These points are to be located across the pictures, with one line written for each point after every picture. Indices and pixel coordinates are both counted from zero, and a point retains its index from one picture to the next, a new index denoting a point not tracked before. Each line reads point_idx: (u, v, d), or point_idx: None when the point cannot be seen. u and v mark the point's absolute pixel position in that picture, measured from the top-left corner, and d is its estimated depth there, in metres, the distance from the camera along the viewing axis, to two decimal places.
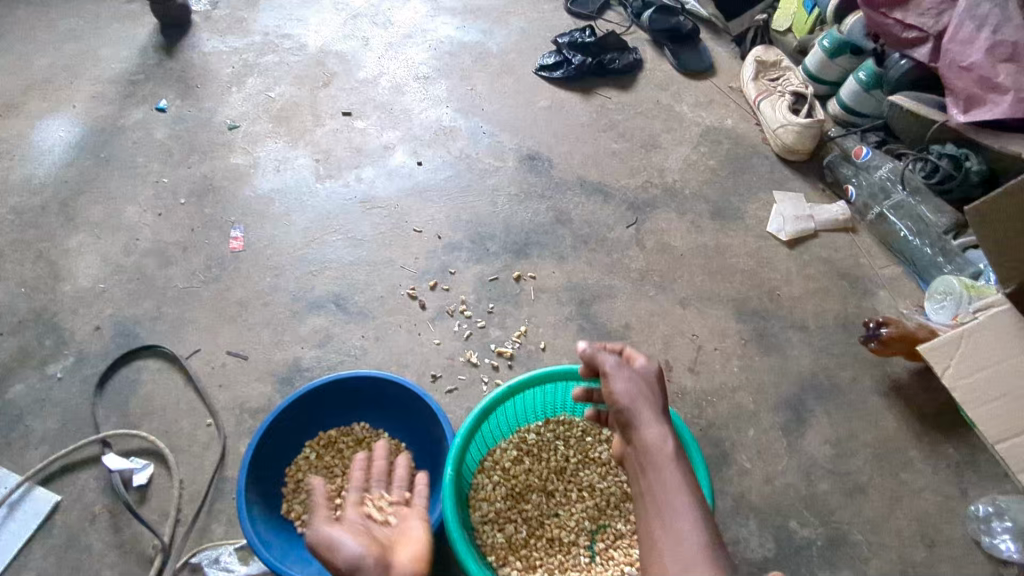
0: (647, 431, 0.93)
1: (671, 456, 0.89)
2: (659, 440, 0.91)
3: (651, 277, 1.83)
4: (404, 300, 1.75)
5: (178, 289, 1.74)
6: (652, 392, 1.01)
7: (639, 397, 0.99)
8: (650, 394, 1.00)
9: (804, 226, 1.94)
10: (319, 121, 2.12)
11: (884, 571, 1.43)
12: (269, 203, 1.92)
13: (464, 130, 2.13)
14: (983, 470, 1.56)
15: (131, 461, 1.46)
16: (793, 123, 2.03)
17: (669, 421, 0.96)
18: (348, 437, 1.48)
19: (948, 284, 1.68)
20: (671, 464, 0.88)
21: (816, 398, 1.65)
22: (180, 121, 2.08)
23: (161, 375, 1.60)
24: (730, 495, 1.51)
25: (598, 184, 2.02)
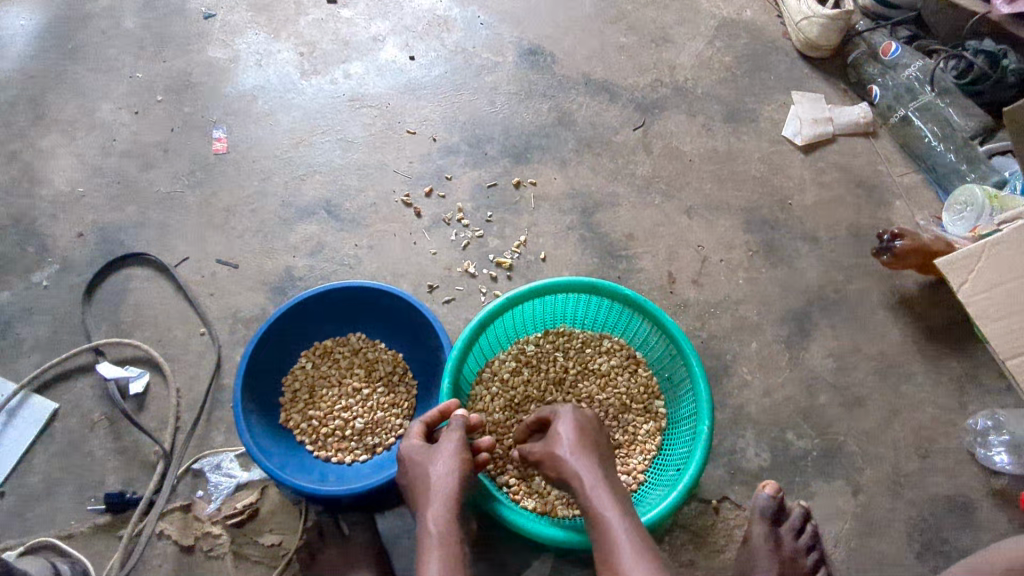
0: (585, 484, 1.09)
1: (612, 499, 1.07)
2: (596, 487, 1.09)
3: (657, 184, 1.75)
4: (399, 207, 1.67)
5: (161, 193, 1.66)
6: (583, 443, 1.15)
7: (577, 455, 1.13)
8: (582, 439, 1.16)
9: (822, 130, 1.83)
10: (302, 10, 1.94)
11: (877, 480, 1.45)
12: (252, 101, 1.79)
13: (458, 20, 1.95)
14: (985, 384, 1.55)
15: (126, 370, 1.45)
16: (818, 15, 1.85)
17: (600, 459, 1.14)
18: (344, 347, 1.46)
19: (971, 195, 1.59)
20: (603, 499, 1.07)
21: (822, 311, 1.62)
22: (151, 9, 1.91)
23: (150, 283, 1.56)
24: (729, 407, 1.51)
25: (604, 83, 1.88)
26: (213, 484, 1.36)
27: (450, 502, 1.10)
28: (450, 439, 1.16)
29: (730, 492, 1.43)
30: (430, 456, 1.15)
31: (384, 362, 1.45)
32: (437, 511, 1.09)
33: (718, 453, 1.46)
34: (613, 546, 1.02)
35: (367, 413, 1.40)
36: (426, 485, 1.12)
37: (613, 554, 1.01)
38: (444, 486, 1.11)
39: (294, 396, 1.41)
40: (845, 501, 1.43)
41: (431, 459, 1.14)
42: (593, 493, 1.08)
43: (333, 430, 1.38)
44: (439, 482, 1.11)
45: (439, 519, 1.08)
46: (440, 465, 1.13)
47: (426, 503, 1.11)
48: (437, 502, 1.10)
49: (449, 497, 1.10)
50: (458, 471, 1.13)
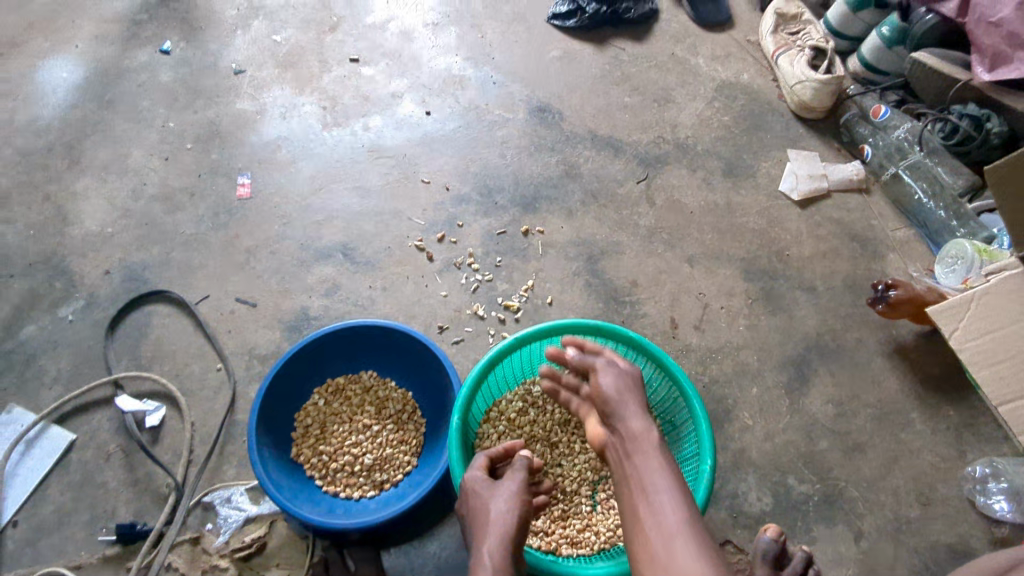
0: (633, 423, 1.07)
1: (657, 445, 1.03)
2: (644, 430, 1.06)
3: (659, 234, 1.82)
4: (412, 252, 1.75)
5: (186, 235, 1.74)
6: (635, 391, 1.14)
7: (624, 389, 1.14)
8: (635, 392, 1.15)
9: (817, 185, 1.91)
10: (326, 67, 2.07)
11: (878, 527, 1.46)
12: (276, 150, 1.90)
13: (473, 79, 2.08)
14: (983, 433, 1.58)
15: (144, 403, 1.49)
16: (811, 80, 1.98)
17: (651, 416, 1.11)
18: (356, 385, 1.51)
19: (960, 249, 1.67)
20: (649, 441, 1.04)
21: (821, 359, 1.66)
22: (185, 64, 2.04)
23: (171, 320, 1.62)
24: (730, 451, 1.53)
25: (610, 139, 1.99)
26: (222, 518, 1.38)
27: (509, 536, 1.11)
28: (517, 475, 1.20)
29: (733, 536, 1.44)
30: (491, 490, 1.17)
31: (394, 400, 1.49)
32: (494, 545, 1.10)
33: (721, 497, 1.48)
34: (648, 477, 0.97)
35: (376, 449, 1.43)
36: (486, 518, 1.13)
37: (647, 483, 0.97)
38: (504, 521, 1.13)
39: (305, 431, 1.44)
40: (847, 547, 1.44)
41: (491, 495, 1.16)
42: (637, 434, 1.05)
43: (343, 465, 1.41)
44: (501, 514, 1.13)
45: (494, 554, 1.09)
46: (500, 501, 1.15)
47: (483, 536, 1.12)
48: (494, 536, 1.11)
49: (507, 533, 1.12)
50: (519, 508, 1.15)
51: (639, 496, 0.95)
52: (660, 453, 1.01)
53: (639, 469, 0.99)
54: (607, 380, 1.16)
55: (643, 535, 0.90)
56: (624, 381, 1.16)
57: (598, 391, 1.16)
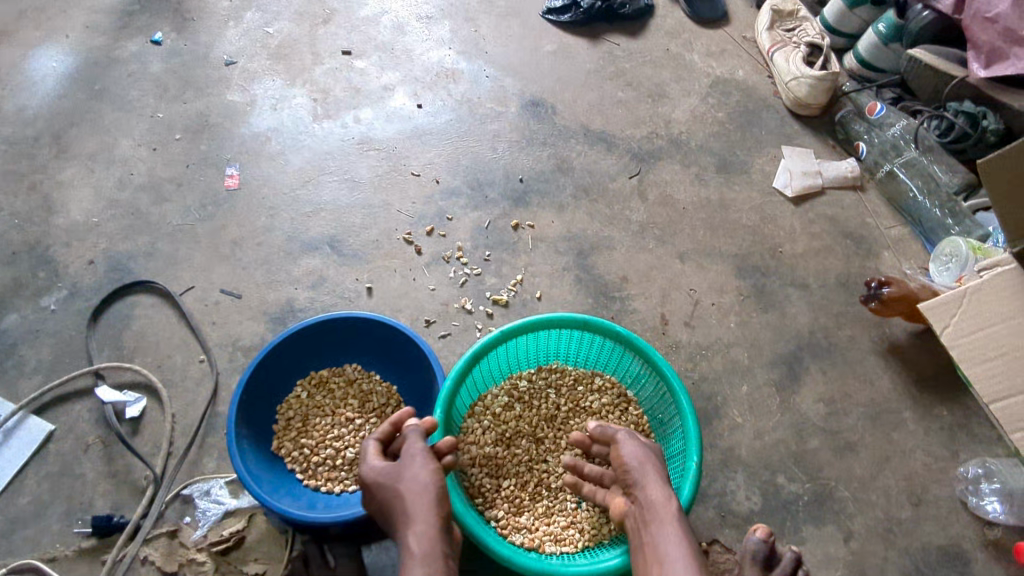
0: (652, 491, 1.12)
1: (676, 515, 1.08)
2: (664, 498, 1.11)
3: (651, 230, 1.80)
4: (400, 245, 1.73)
5: (172, 226, 1.72)
6: (655, 458, 1.19)
7: (647, 459, 1.18)
8: (653, 457, 1.20)
9: (811, 182, 1.89)
10: (318, 60, 2.06)
11: (869, 527, 1.44)
12: (266, 141, 1.88)
13: (466, 73, 2.06)
14: (976, 433, 1.55)
15: (124, 394, 1.47)
16: (806, 76, 1.96)
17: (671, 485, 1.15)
18: (339, 377, 1.48)
19: (955, 246, 1.64)
20: (670, 513, 1.08)
21: (812, 356, 1.64)
22: (175, 55, 2.03)
23: (154, 310, 1.60)
24: (719, 449, 1.51)
25: (602, 134, 1.97)
26: (201, 511, 1.35)
27: (434, 514, 1.08)
28: (417, 447, 1.16)
29: (721, 535, 1.42)
30: (404, 472, 1.13)
31: (378, 394, 1.47)
32: (418, 524, 1.06)
33: (709, 495, 1.45)
34: (666, 553, 1.03)
35: (359, 442, 1.41)
36: (408, 502, 1.09)
37: (665, 558, 1.02)
38: (426, 499, 1.09)
39: (287, 424, 1.42)
40: (837, 548, 1.42)
41: (401, 478, 1.12)
42: (654, 505, 1.10)
43: (325, 459, 1.38)
44: (421, 495, 1.10)
45: (422, 535, 1.05)
46: (407, 480, 1.11)
47: (405, 523, 1.07)
48: (419, 518, 1.07)
49: (431, 509, 1.08)
50: (436, 482, 1.12)
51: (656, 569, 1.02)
52: (677, 523, 1.07)
53: (657, 543, 1.05)
54: (627, 446, 1.20)
55: None
56: (644, 448, 1.21)
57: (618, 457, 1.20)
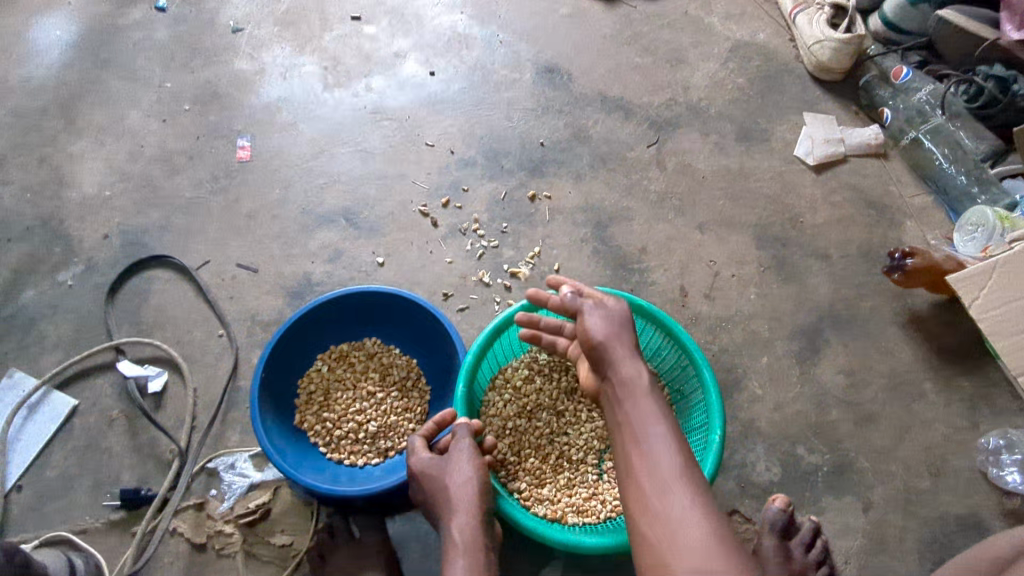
0: (623, 366, 1.01)
1: (649, 390, 0.97)
2: (635, 373, 1.00)
3: (670, 201, 1.77)
4: (416, 217, 1.71)
5: (186, 199, 1.70)
6: (625, 332, 1.07)
7: (616, 330, 1.06)
8: (622, 329, 1.08)
9: (833, 150, 1.86)
10: (327, 26, 2.00)
11: (888, 498, 1.45)
12: (276, 111, 1.84)
13: (478, 38, 2.01)
14: (996, 404, 1.55)
15: (145, 369, 1.47)
16: (830, 39, 1.90)
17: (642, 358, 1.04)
18: (359, 351, 1.48)
19: (981, 215, 1.61)
20: (648, 394, 0.96)
21: (833, 328, 1.63)
22: (181, 22, 1.97)
23: (171, 285, 1.59)
24: (739, 421, 1.51)
25: (619, 101, 1.92)
26: (226, 483, 1.37)
27: (473, 510, 1.12)
28: (461, 439, 1.19)
29: (740, 505, 1.43)
30: (446, 464, 1.17)
31: (398, 367, 1.47)
32: (460, 520, 1.11)
33: (729, 466, 1.46)
34: (643, 431, 0.92)
35: (380, 416, 1.41)
36: (452, 495, 1.14)
37: (642, 437, 0.91)
38: (469, 496, 1.13)
39: (309, 398, 1.42)
40: (856, 517, 1.43)
41: (446, 471, 1.16)
42: (629, 380, 0.99)
43: (347, 433, 1.39)
44: (463, 489, 1.14)
45: (463, 528, 1.10)
46: (455, 476, 1.15)
47: (449, 514, 1.12)
48: (461, 512, 1.12)
49: (473, 505, 1.13)
50: (478, 477, 1.16)
51: (631, 444, 0.92)
52: (652, 396, 0.96)
53: (633, 421, 0.94)
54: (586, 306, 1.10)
55: (636, 496, 0.87)
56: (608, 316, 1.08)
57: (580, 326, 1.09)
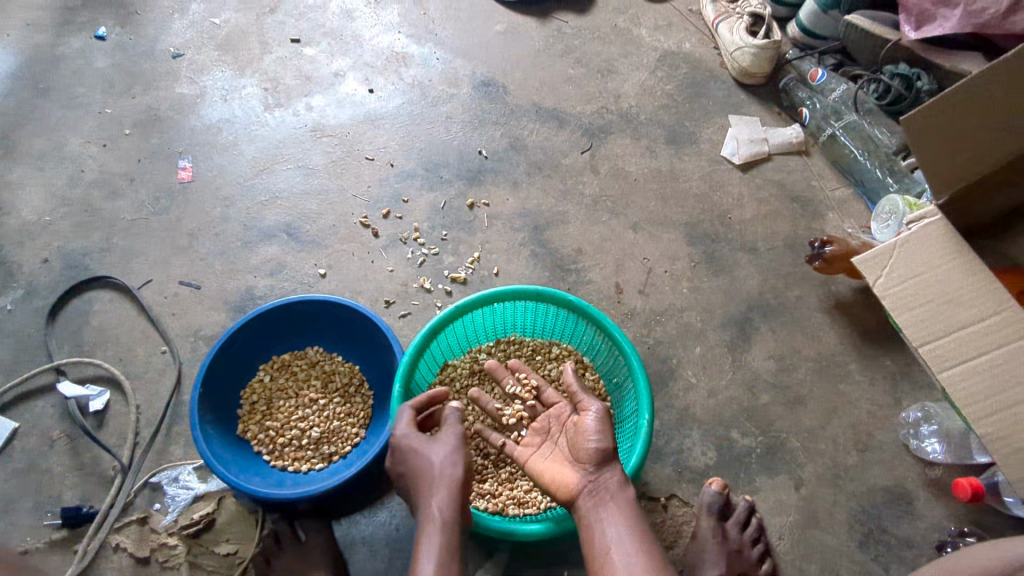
0: (607, 473, 1.11)
1: (629, 501, 1.08)
2: (621, 483, 1.10)
3: (604, 203, 1.85)
4: (357, 229, 1.75)
5: (127, 220, 1.72)
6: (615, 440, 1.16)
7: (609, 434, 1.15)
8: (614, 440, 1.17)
9: (757, 149, 1.95)
10: (267, 49, 2.05)
11: (818, 474, 1.51)
12: (217, 132, 1.88)
13: (416, 56, 2.08)
14: (917, 380, 1.63)
15: (87, 388, 1.48)
16: (749, 45, 2.00)
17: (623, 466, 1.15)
18: (302, 360, 1.51)
19: (893, 204, 1.70)
20: (621, 501, 1.08)
21: (762, 316, 1.70)
22: (121, 50, 2.01)
23: (113, 305, 1.60)
24: (675, 409, 1.57)
25: (554, 110, 2.00)
26: (170, 497, 1.38)
27: (453, 486, 1.13)
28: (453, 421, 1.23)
29: (679, 489, 1.48)
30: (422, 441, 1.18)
31: (341, 373, 1.50)
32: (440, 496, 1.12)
33: (665, 453, 1.52)
34: (617, 540, 1.03)
35: (323, 422, 1.44)
36: (429, 470, 1.15)
37: (616, 547, 1.03)
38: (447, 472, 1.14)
39: (252, 407, 1.45)
40: (788, 495, 1.49)
41: (429, 449, 1.16)
42: (609, 490, 1.09)
43: (291, 439, 1.42)
44: (441, 465, 1.15)
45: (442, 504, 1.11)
46: (439, 453, 1.16)
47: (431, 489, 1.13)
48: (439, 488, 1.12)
49: (452, 481, 1.14)
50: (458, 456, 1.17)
51: (609, 552, 1.03)
52: (630, 508, 1.07)
53: (606, 528, 1.05)
54: (594, 405, 1.19)
55: None
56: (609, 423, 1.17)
57: (584, 422, 1.18)
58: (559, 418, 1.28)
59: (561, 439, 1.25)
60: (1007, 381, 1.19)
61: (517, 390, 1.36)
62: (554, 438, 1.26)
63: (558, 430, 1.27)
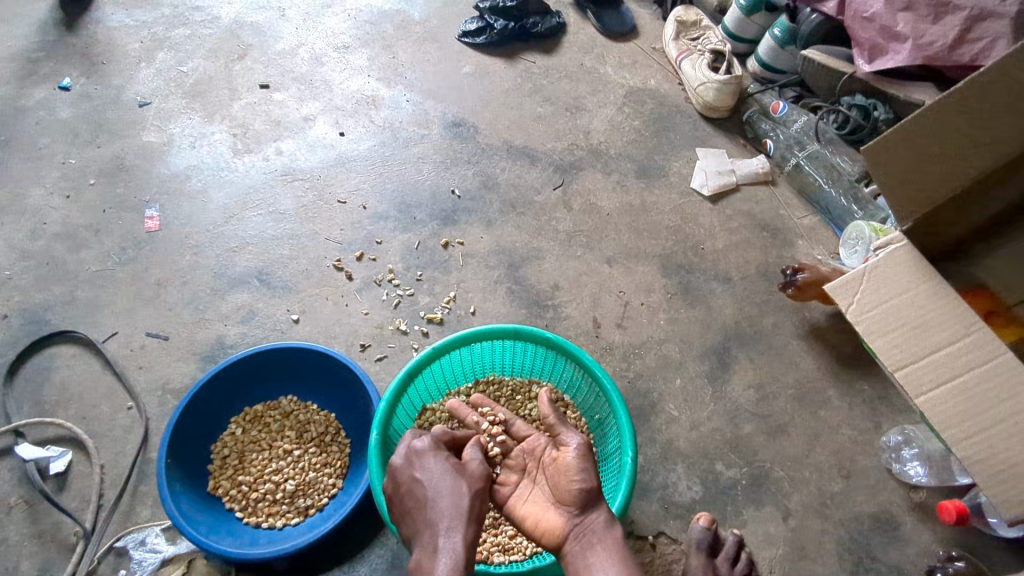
0: (593, 513, 1.09)
1: (618, 542, 1.05)
2: (607, 523, 1.07)
3: (578, 238, 1.85)
4: (330, 272, 1.73)
5: (91, 272, 1.67)
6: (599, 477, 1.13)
7: (593, 472, 1.12)
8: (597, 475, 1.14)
9: (725, 180, 1.99)
10: (236, 95, 2.05)
11: (805, 504, 1.50)
12: (185, 180, 1.86)
13: (386, 99, 2.09)
14: (894, 403, 1.64)
15: (47, 449, 1.41)
16: (712, 81, 2.06)
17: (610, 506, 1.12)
18: (275, 411, 1.47)
19: (860, 230, 1.73)
20: (609, 541, 1.05)
21: (739, 345, 1.71)
22: (86, 100, 1.98)
23: (76, 361, 1.54)
24: (658, 444, 1.55)
25: (525, 148, 2.02)
26: (136, 561, 1.31)
27: (464, 520, 1.02)
28: (472, 459, 1.13)
29: (666, 527, 1.46)
30: (431, 466, 1.08)
31: (316, 423, 1.46)
32: (444, 524, 1.01)
33: (651, 489, 1.49)
34: None
35: (298, 474, 1.39)
36: (438, 498, 1.04)
37: None
38: (458, 502, 1.04)
39: (223, 462, 1.40)
40: (776, 527, 1.47)
41: (426, 471, 1.07)
42: (596, 531, 1.06)
43: (264, 494, 1.36)
44: (453, 497, 1.04)
45: (446, 534, 1.00)
46: (441, 475, 1.06)
47: (434, 517, 1.02)
48: (443, 515, 1.02)
49: (464, 514, 1.03)
50: (469, 487, 1.06)
51: None
52: (619, 549, 1.04)
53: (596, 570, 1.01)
54: (573, 440, 1.16)
55: None
56: (590, 459, 1.14)
57: (565, 459, 1.14)
58: (535, 454, 1.25)
59: (540, 477, 1.22)
60: (994, 399, 1.19)
61: (486, 424, 1.30)
62: (533, 475, 1.24)
63: (536, 467, 1.24)
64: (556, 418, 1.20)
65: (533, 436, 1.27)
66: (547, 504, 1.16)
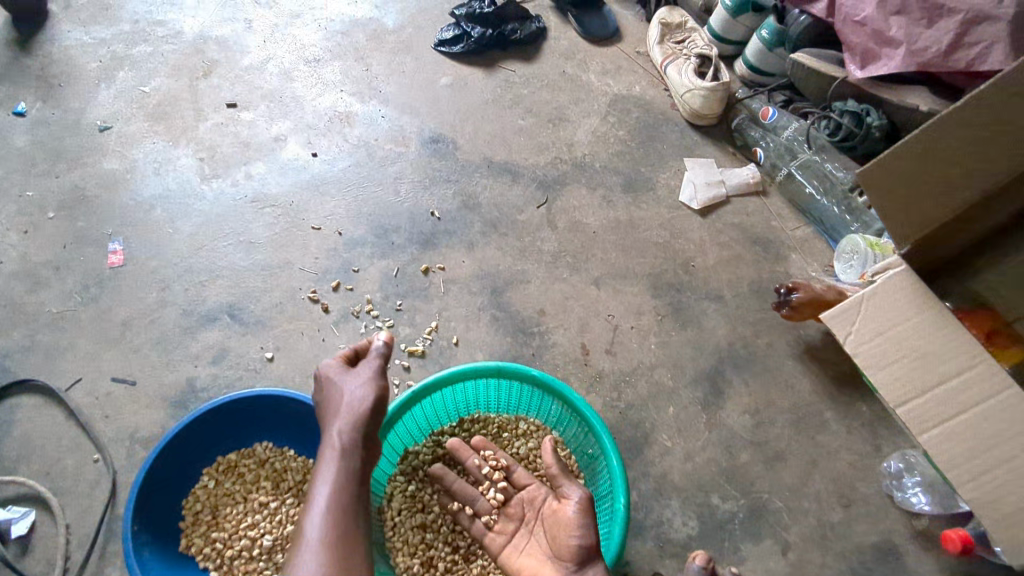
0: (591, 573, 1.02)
1: None
2: None
3: (564, 259, 1.78)
4: (306, 304, 1.65)
5: (52, 313, 1.59)
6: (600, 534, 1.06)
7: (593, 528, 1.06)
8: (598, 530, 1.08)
9: (714, 193, 1.92)
10: (201, 116, 1.95)
11: (805, 537, 1.45)
12: (151, 210, 1.77)
13: (360, 115, 2.00)
14: (894, 425, 1.59)
15: (8, 510, 1.34)
16: (699, 88, 1.99)
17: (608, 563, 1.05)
18: (249, 460, 1.39)
19: (854, 243, 1.68)
20: None
21: (733, 368, 1.65)
22: (42, 126, 1.88)
23: (38, 411, 1.46)
24: (651, 478, 1.49)
25: (506, 164, 1.94)
26: None
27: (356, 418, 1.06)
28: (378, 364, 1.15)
29: (662, 566, 1.40)
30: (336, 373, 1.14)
31: (293, 470, 1.39)
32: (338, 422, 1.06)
33: (646, 526, 1.44)
34: None
35: (275, 528, 1.33)
36: (332, 400, 1.10)
37: None
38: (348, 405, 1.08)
39: (196, 518, 1.33)
40: (776, 562, 1.42)
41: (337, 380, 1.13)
42: None
43: (240, 551, 1.30)
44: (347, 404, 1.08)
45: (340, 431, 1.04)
46: (346, 385, 1.11)
47: (333, 418, 1.07)
48: (340, 416, 1.06)
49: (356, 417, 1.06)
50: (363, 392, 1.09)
51: None
52: None
53: None
54: (575, 493, 1.10)
55: None
56: (591, 515, 1.08)
57: (565, 513, 1.08)
58: (535, 504, 1.21)
59: (538, 528, 1.17)
60: (986, 441, 1.15)
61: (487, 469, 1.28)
62: (531, 525, 1.19)
63: (534, 517, 1.19)
64: (559, 469, 1.15)
65: (533, 485, 1.23)
66: (545, 559, 1.10)
